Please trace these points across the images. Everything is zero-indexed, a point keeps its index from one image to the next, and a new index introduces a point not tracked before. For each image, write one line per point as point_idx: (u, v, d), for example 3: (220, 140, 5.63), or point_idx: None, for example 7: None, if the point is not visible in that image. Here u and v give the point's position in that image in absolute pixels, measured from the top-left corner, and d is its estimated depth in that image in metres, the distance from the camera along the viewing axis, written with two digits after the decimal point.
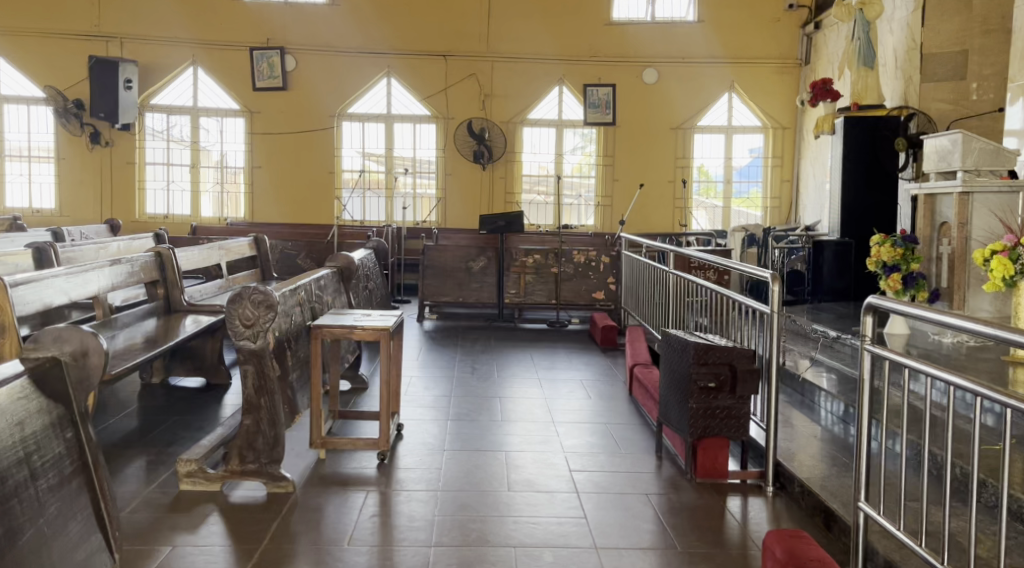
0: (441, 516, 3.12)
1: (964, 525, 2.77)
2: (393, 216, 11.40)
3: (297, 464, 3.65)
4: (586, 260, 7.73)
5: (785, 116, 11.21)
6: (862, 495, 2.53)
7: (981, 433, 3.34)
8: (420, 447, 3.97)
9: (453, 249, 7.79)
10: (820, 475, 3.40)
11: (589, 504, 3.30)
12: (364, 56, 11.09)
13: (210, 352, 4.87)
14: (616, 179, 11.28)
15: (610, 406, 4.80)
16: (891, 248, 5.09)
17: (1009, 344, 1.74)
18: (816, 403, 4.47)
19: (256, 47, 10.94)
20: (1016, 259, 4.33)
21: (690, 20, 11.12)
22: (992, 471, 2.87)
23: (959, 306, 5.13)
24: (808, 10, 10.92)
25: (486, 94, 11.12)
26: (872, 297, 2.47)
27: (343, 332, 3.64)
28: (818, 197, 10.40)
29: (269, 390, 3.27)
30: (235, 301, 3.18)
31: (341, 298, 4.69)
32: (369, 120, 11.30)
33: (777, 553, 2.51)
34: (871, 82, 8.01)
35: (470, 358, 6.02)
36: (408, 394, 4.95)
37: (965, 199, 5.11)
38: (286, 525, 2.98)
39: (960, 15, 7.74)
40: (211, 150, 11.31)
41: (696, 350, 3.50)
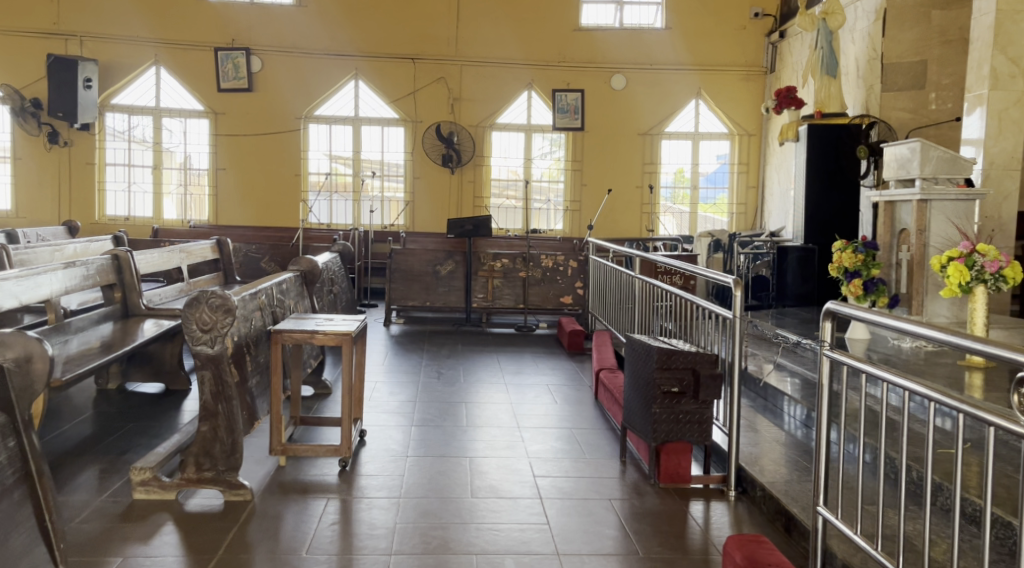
0: (403, 523, 3.09)
1: (919, 528, 2.80)
2: (361, 220, 11.31)
3: (256, 472, 3.60)
4: (554, 264, 7.75)
5: (751, 122, 11.34)
6: (820, 499, 2.55)
7: (938, 436, 3.39)
8: (384, 453, 3.93)
9: (420, 252, 7.74)
10: (781, 479, 3.43)
11: (552, 510, 3.29)
12: (330, 58, 11.01)
13: (169, 356, 4.78)
14: (585, 184, 11.32)
15: (577, 410, 4.81)
16: (852, 254, 5.17)
17: (966, 350, 1.76)
18: (780, 407, 4.51)
19: (220, 47, 10.81)
20: (973, 265, 4.42)
21: (657, 27, 11.22)
22: (945, 474, 2.92)
23: (919, 312, 5.22)
24: (773, 18, 11.06)
25: (454, 98, 11.11)
26: (831, 302, 2.50)
27: (304, 338, 3.59)
28: (783, 204, 10.55)
29: (226, 396, 3.21)
30: (192, 305, 3.13)
31: (304, 302, 4.63)
32: (337, 123, 11.20)
33: (736, 558, 2.51)
34: (834, 91, 8.10)
35: (436, 363, 5.99)
36: (372, 399, 4.90)
37: (922, 207, 5.18)
38: (242, 535, 2.93)
39: (919, 26, 7.97)
40: (174, 152, 11.13)
41: (660, 355, 3.51)
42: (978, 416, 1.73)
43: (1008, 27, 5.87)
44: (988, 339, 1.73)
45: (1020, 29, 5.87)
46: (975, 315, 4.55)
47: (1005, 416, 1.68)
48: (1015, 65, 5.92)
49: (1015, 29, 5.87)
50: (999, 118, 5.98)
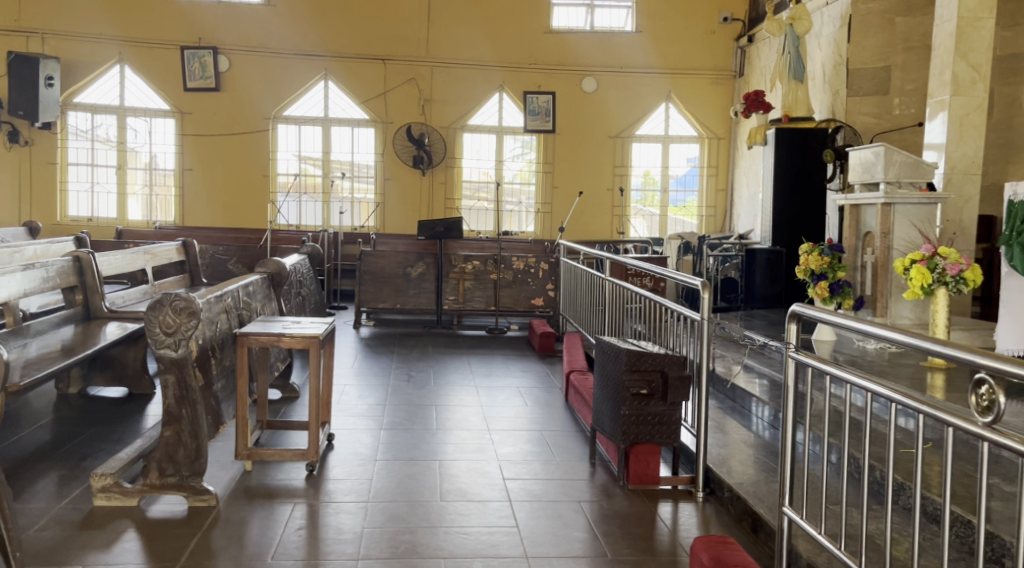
0: (371, 528, 3.06)
1: (881, 527, 2.84)
2: (330, 221, 11.22)
3: (221, 477, 3.54)
4: (524, 266, 7.75)
5: (720, 126, 11.45)
6: (786, 500, 2.57)
7: (900, 436, 3.45)
8: (352, 457, 3.89)
9: (390, 254, 7.70)
10: (749, 480, 3.45)
11: (521, 513, 3.28)
12: (299, 58, 10.91)
13: (132, 360, 4.70)
14: (556, 186, 11.34)
15: (547, 412, 4.81)
16: (819, 257, 5.25)
17: (928, 352, 1.79)
18: (748, 409, 4.54)
19: (187, 46, 10.66)
20: (935, 268, 4.50)
21: (628, 30, 11.28)
22: (907, 474, 2.97)
23: (883, 314, 5.31)
24: (742, 23, 11.19)
25: (426, 99, 11.08)
26: (796, 305, 2.52)
27: (270, 341, 3.55)
28: (751, 206, 10.68)
29: (190, 401, 3.16)
30: (156, 308, 3.08)
31: (271, 304, 4.57)
32: (306, 123, 11.10)
33: (703, 559, 2.52)
34: (801, 96, 8.22)
35: (406, 366, 5.96)
36: (340, 403, 4.86)
37: (887, 210, 5.26)
38: (206, 541, 2.88)
39: (883, 32, 8.12)
40: (139, 152, 10.96)
41: (629, 357, 3.52)
42: (937, 416, 1.76)
43: (969, 34, 6.00)
44: (949, 342, 1.75)
45: (980, 37, 6.01)
46: (936, 317, 4.63)
47: (963, 416, 1.70)
48: (976, 72, 6.05)
49: (975, 35, 6.00)
50: (961, 123, 6.10)
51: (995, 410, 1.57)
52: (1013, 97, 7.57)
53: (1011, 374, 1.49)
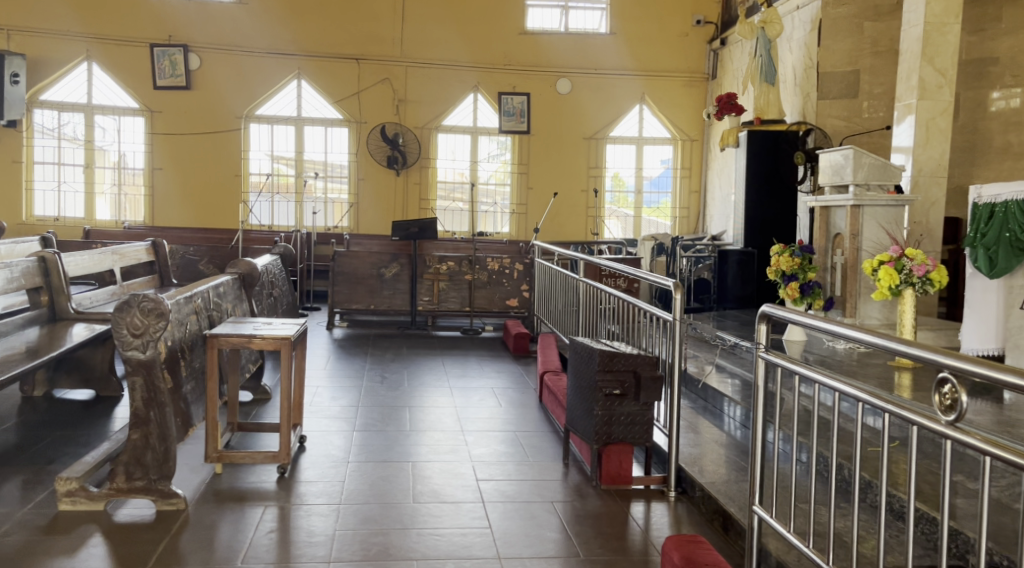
0: (343, 530, 3.04)
1: (848, 525, 2.88)
2: (304, 221, 11.13)
3: (190, 480, 3.50)
4: (499, 267, 7.75)
5: (693, 128, 11.54)
6: (756, 499, 2.60)
7: (867, 435, 3.50)
8: (324, 459, 3.87)
9: (364, 255, 7.66)
10: (720, 479, 3.48)
11: (494, 513, 3.28)
12: (271, 56, 10.82)
13: (99, 362, 4.63)
14: (531, 187, 11.36)
15: (522, 413, 4.82)
16: (790, 258, 5.32)
17: (893, 352, 1.81)
18: (721, 409, 4.58)
19: (156, 43, 10.52)
20: (902, 269, 4.58)
21: (602, 32, 11.33)
22: (873, 471, 3.01)
23: (852, 314, 5.39)
24: (715, 26, 11.29)
25: (400, 99, 11.04)
26: (765, 305, 2.55)
27: (241, 342, 3.51)
28: (724, 208, 10.78)
29: (158, 402, 3.12)
30: (123, 309, 3.04)
31: (242, 305, 4.53)
32: (278, 123, 11.01)
33: (675, 558, 2.54)
34: (772, 98, 8.32)
35: (380, 367, 5.93)
36: (313, 405, 4.82)
37: (856, 212, 5.33)
38: (175, 545, 2.84)
39: (852, 36, 8.24)
40: (107, 150, 10.79)
41: (602, 357, 3.54)
42: (902, 415, 1.79)
43: (935, 39, 6.11)
44: (915, 342, 1.78)
45: (946, 41, 6.12)
46: (903, 318, 4.69)
47: (927, 415, 1.74)
48: (942, 76, 6.16)
49: (941, 40, 6.12)
50: (927, 126, 6.21)
51: (957, 409, 1.60)
52: (978, 101, 7.72)
53: (972, 373, 1.52)
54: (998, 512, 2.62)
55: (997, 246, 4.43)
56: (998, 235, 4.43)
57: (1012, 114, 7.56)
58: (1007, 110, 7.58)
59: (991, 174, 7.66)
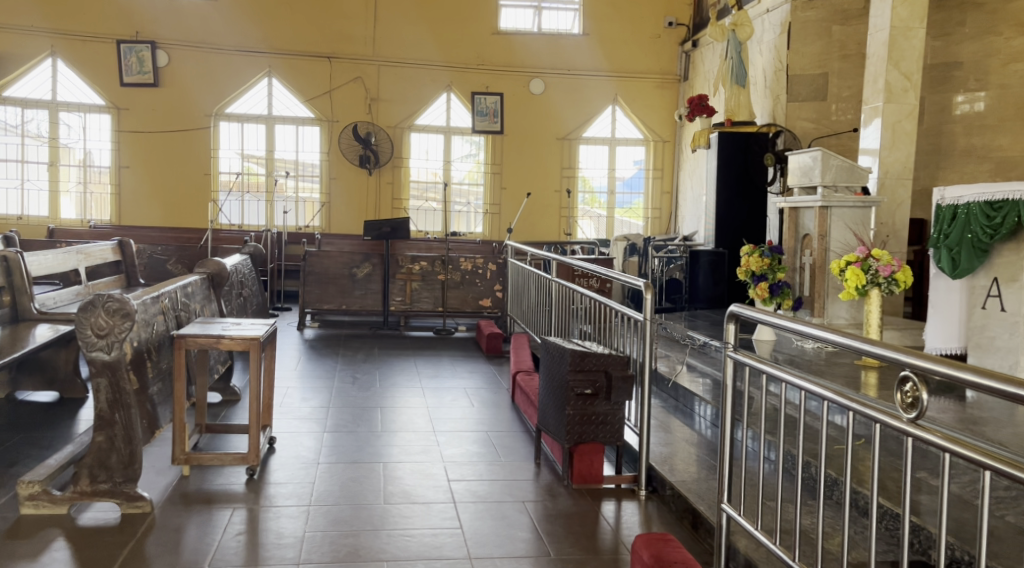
0: (312, 532, 3.02)
1: (813, 521, 2.92)
2: (274, 220, 11.03)
3: (156, 482, 3.45)
4: (472, 267, 7.74)
5: (665, 129, 11.63)
6: (725, 497, 2.63)
7: (834, 432, 3.55)
8: (294, 460, 3.83)
9: (336, 254, 7.60)
10: (690, 478, 3.51)
11: (465, 514, 3.28)
12: (241, 54, 10.72)
13: (63, 363, 4.55)
14: (504, 187, 11.37)
15: (494, 413, 4.82)
16: (759, 258, 5.38)
17: (860, 351, 1.84)
18: (692, 408, 4.62)
19: (124, 39, 10.36)
20: (868, 270, 4.66)
21: (575, 33, 11.37)
22: (839, 469, 3.06)
23: (820, 314, 5.47)
24: (687, 28, 11.39)
25: (372, 99, 10.98)
26: (734, 305, 2.57)
27: (208, 342, 3.47)
28: (695, 209, 10.88)
29: (124, 404, 3.07)
30: (88, 309, 2.99)
31: (211, 305, 4.48)
32: (249, 121, 10.90)
33: (644, 557, 2.55)
34: (743, 101, 8.39)
35: (351, 367, 5.89)
36: (283, 406, 4.78)
37: (824, 214, 5.40)
38: (140, 549, 2.80)
39: (821, 40, 8.35)
40: (72, 148, 10.60)
41: (573, 357, 3.55)
42: (866, 414, 1.81)
43: (901, 43, 6.22)
44: (880, 342, 1.80)
45: (911, 46, 6.23)
46: (870, 318, 4.76)
47: (890, 413, 1.76)
48: (908, 80, 6.27)
49: (907, 44, 6.22)
50: (893, 129, 6.32)
51: (918, 406, 1.63)
52: (943, 105, 7.87)
53: (933, 371, 1.54)
54: (959, 507, 2.67)
55: (960, 247, 4.45)
56: (960, 236, 4.44)
57: (976, 117, 7.71)
58: (971, 113, 7.73)
59: (955, 176, 7.81)
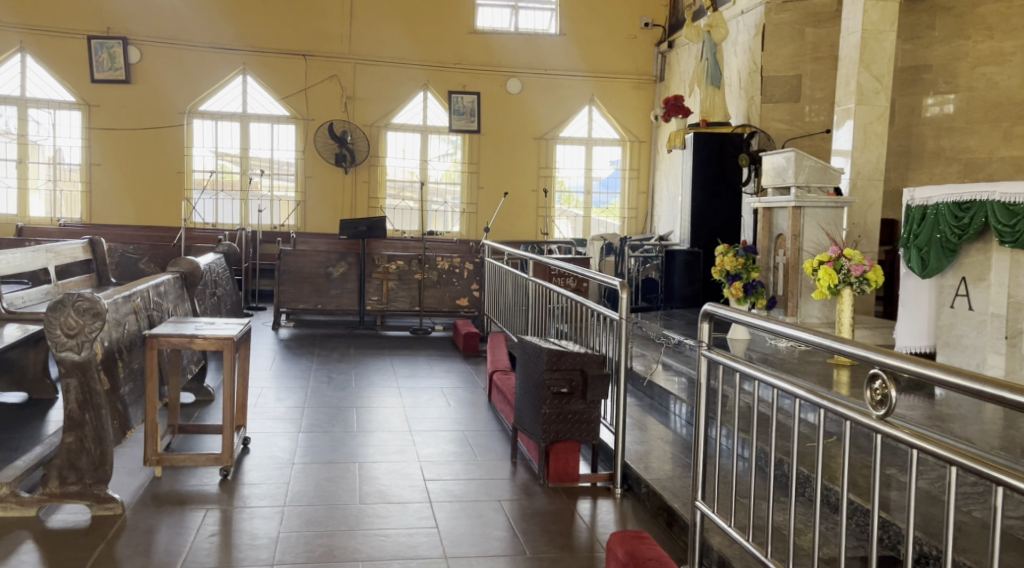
0: (286, 532, 3.00)
1: (786, 518, 2.96)
2: (249, 219, 10.93)
3: (128, 484, 3.41)
4: (449, 266, 7.73)
5: (641, 129, 11.69)
6: (699, 495, 2.65)
7: (807, 429, 3.60)
8: (268, 461, 3.80)
9: (311, 254, 7.55)
10: (665, 476, 3.53)
11: (441, 513, 3.27)
12: (214, 51, 10.60)
13: (33, 364, 4.48)
14: (481, 187, 11.36)
15: (471, 412, 4.82)
16: (734, 258, 5.43)
17: (832, 350, 1.86)
18: (668, 407, 4.65)
19: (95, 35, 10.21)
20: (840, 269, 4.72)
21: (552, 33, 11.40)
22: (810, 466, 3.10)
23: (793, 313, 5.54)
24: (662, 29, 11.46)
25: (348, 97, 10.91)
26: (708, 304, 2.59)
27: (181, 342, 3.43)
28: (671, 209, 10.95)
29: (94, 405, 3.02)
30: (57, 309, 2.95)
31: (184, 305, 4.43)
32: (223, 118, 10.79)
33: (619, 554, 2.56)
34: (718, 101, 8.48)
35: (327, 367, 5.86)
36: (257, 406, 4.74)
37: (797, 214, 5.46)
38: (110, 551, 2.76)
39: (794, 42, 8.45)
40: (42, 145, 10.44)
41: (549, 356, 3.55)
42: (837, 411, 1.84)
43: (872, 46, 6.31)
44: (851, 339, 1.83)
45: (882, 49, 6.32)
46: (842, 317, 4.82)
47: (859, 410, 1.79)
48: (879, 82, 6.36)
49: (878, 47, 6.31)
50: (865, 131, 6.40)
51: (887, 403, 1.65)
52: (913, 107, 7.99)
53: (902, 369, 1.57)
54: (927, 503, 2.72)
55: (929, 247, 4.53)
56: (929, 236, 4.52)
57: (945, 119, 7.84)
58: (941, 115, 7.86)
59: (925, 177, 7.94)
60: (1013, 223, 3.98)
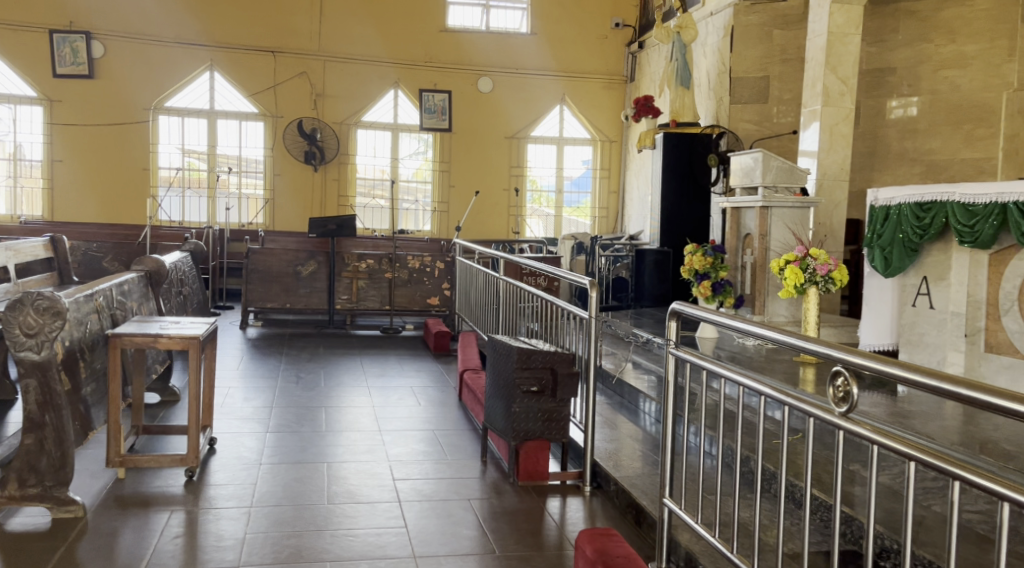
0: (253, 533, 2.97)
1: (752, 514, 2.99)
2: (216, 217, 10.79)
3: (90, 486, 3.34)
4: (420, 265, 7.71)
5: (612, 129, 11.75)
6: (666, 492, 2.67)
7: (773, 426, 3.65)
8: (235, 462, 3.75)
9: (280, 252, 7.48)
10: (634, 473, 3.55)
11: (410, 513, 3.26)
12: (180, 47, 10.45)
13: None
14: (452, 185, 11.34)
15: (441, 412, 4.80)
16: (702, 257, 5.47)
17: (796, 347, 1.88)
18: (637, 405, 4.68)
19: (57, 29, 10.00)
20: (806, 269, 4.78)
21: (523, 32, 11.41)
22: (776, 462, 3.14)
23: (761, 312, 5.61)
24: (633, 29, 11.52)
25: (317, 94, 10.82)
26: (676, 303, 2.62)
27: (146, 341, 3.37)
28: (641, 208, 11.03)
29: (55, 406, 2.96)
30: (16, 308, 2.88)
31: (148, 304, 4.36)
32: (190, 115, 10.65)
33: (588, 552, 2.56)
34: (688, 102, 8.58)
35: (296, 367, 5.81)
36: (224, 406, 4.68)
37: (764, 214, 5.53)
38: (71, 554, 2.71)
39: (762, 44, 8.55)
40: (2, 141, 10.22)
41: (519, 355, 3.56)
42: (801, 408, 1.86)
43: (837, 49, 6.41)
44: (816, 338, 1.85)
45: (848, 52, 6.43)
46: (808, 316, 4.89)
47: (822, 407, 1.81)
48: (844, 84, 6.46)
49: (843, 50, 6.42)
50: (831, 132, 6.49)
51: (849, 401, 1.67)
52: (877, 109, 8.13)
53: (865, 367, 1.59)
54: (888, 498, 2.77)
55: (892, 247, 4.61)
56: (892, 236, 4.60)
57: (908, 122, 7.99)
58: (904, 118, 8.01)
59: (888, 178, 8.09)
60: (971, 223, 4.05)
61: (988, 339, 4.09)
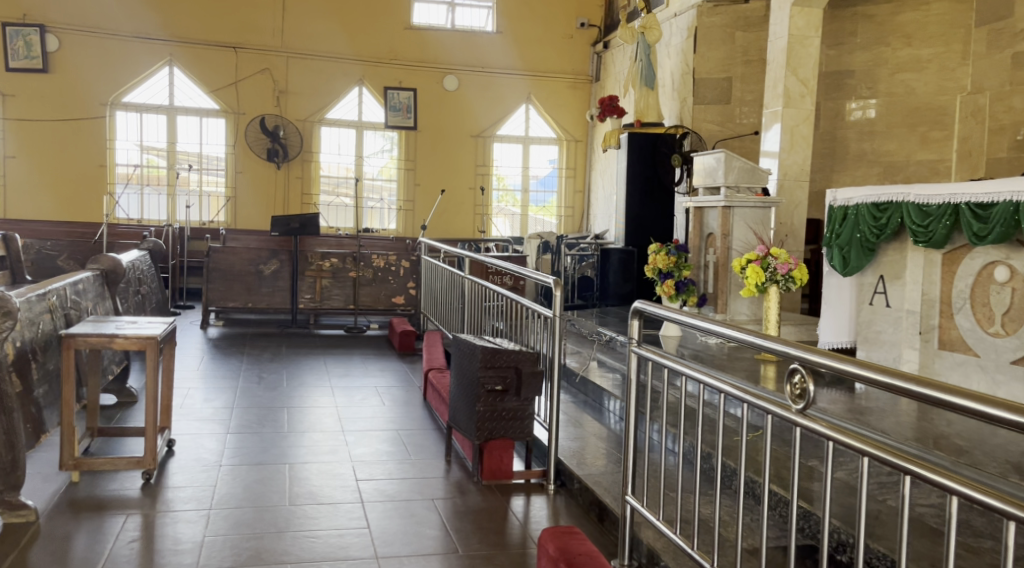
0: (212, 536, 2.92)
1: (712, 510, 3.03)
2: (176, 215, 10.63)
3: (42, 490, 3.27)
4: (385, 264, 7.67)
5: (577, 129, 11.80)
6: (629, 489, 2.69)
7: (735, 423, 3.70)
8: (194, 464, 3.69)
9: (242, 251, 7.37)
10: (598, 471, 3.57)
11: (373, 513, 3.23)
12: (138, 41, 10.24)
13: None
14: (418, 183, 11.29)
15: (405, 411, 4.77)
16: (666, 256, 5.58)
17: (756, 345, 1.90)
18: (602, 403, 4.69)
19: (10, 22, 9.75)
20: (767, 268, 4.85)
21: (489, 30, 11.41)
22: (736, 459, 3.18)
23: (722, 310, 5.69)
24: (598, 29, 11.58)
25: (280, 91, 10.70)
26: (639, 301, 2.63)
27: (101, 342, 3.30)
28: (606, 208, 11.10)
29: (6, 408, 2.86)
30: None
31: (104, 304, 4.27)
32: (149, 111, 10.46)
33: (551, 550, 2.56)
34: (652, 102, 8.64)
35: (258, 367, 5.73)
36: (184, 407, 4.60)
37: (726, 213, 5.60)
38: (22, 560, 2.64)
39: (725, 45, 8.65)
40: None
41: (484, 354, 3.54)
42: (759, 405, 1.88)
43: (797, 51, 6.52)
44: (774, 336, 1.87)
45: (808, 54, 6.54)
46: (769, 314, 4.97)
47: (781, 405, 1.83)
48: (804, 86, 6.57)
49: (804, 52, 6.53)
50: (791, 133, 6.60)
51: (806, 398, 1.70)
52: (837, 111, 8.28)
53: (822, 365, 1.61)
54: (843, 492, 2.83)
55: (850, 247, 4.70)
56: (849, 236, 4.69)
57: (867, 124, 8.14)
58: (863, 119, 8.16)
59: (848, 179, 8.25)
60: (925, 223, 4.14)
61: (941, 336, 4.19)
